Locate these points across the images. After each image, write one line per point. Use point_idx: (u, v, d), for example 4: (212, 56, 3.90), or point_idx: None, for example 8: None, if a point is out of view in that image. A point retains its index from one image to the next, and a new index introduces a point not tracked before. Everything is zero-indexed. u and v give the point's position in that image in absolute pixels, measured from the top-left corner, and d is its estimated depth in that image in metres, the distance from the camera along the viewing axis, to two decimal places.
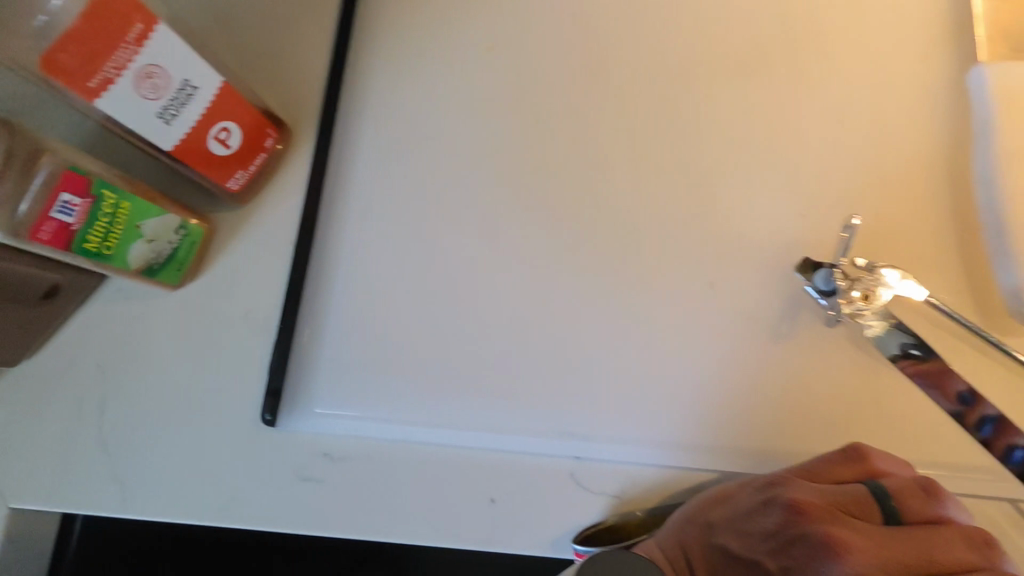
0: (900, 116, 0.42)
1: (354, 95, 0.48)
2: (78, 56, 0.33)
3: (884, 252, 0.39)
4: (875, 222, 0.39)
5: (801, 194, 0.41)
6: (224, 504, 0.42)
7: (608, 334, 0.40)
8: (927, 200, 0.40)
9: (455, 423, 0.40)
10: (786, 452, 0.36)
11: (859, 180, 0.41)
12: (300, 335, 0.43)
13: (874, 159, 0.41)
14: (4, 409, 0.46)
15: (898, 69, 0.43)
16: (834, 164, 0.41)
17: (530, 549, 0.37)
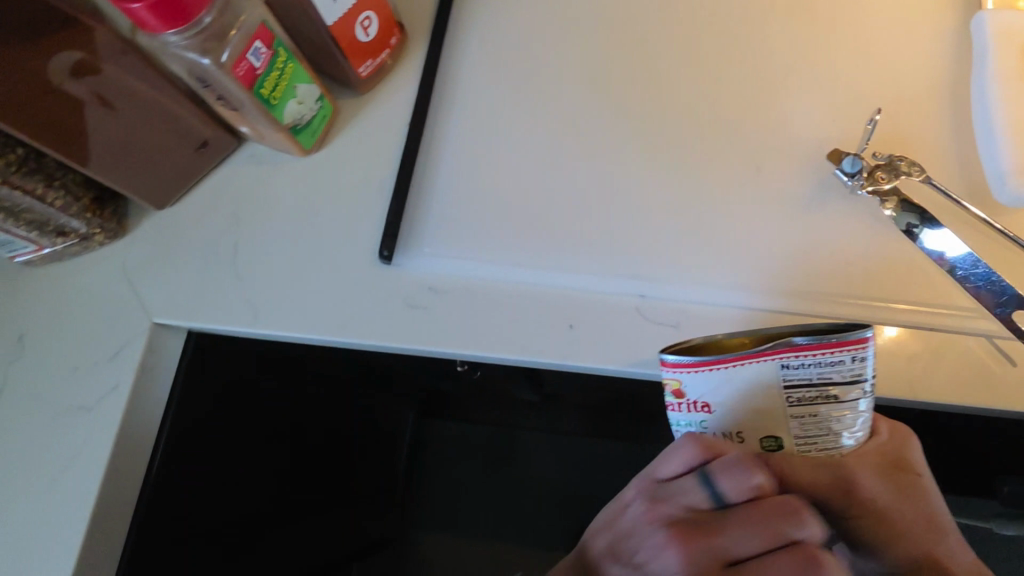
0: (917, 50, 0.52)
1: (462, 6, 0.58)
2: None
3: (901, 148, 0.49)
4: (893, 128, 0.49)
5: (836, 102, 0.50)
6: (341, 325, 0.50)
7: (670, 204, 0.49)
8: (936, 113, 0.50)
9: (541, 266, 0.49)
10: (816, 296, 0.45)
11: (883, 96, 0.50)
12: (413, 191, 0.52)
13: (893, 82, 0.51)
14: (149, 245, 0.55)
15: (919, 14, 0.53)
16: (862, 83, 0.51)
17: (600, 365, 0.46)
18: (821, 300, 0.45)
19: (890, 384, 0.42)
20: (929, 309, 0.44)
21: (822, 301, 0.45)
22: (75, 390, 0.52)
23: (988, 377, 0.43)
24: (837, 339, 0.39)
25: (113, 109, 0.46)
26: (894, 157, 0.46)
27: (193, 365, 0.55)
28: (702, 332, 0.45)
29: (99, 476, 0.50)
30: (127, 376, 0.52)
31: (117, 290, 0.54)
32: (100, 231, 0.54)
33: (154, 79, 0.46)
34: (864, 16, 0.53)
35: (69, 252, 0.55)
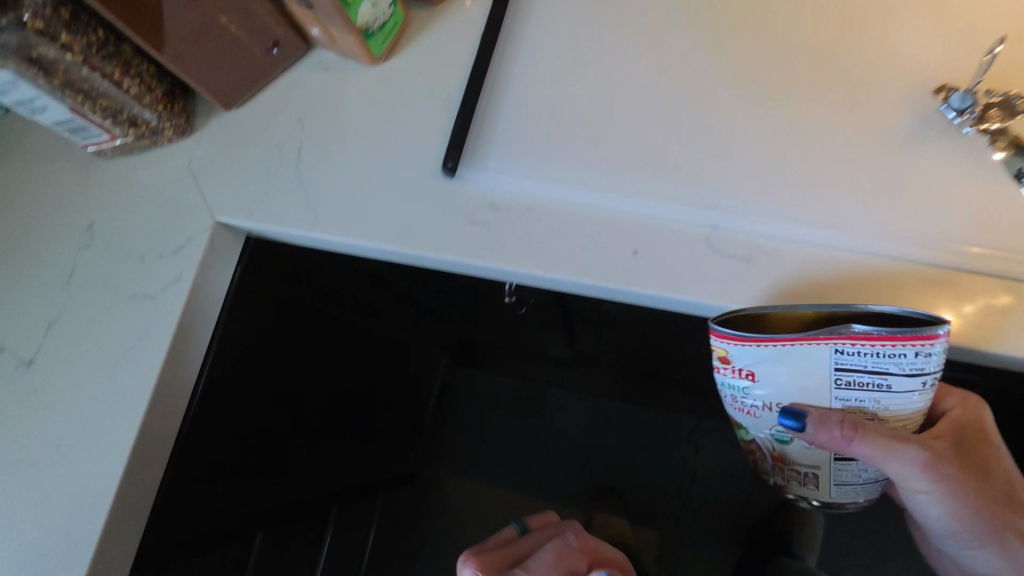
0: None
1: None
2: None
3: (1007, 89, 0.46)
4: (1000, 68, 0.46)
5: (941, 37, 0.47)
6: (400, 236, 0.50)
7: (749, 137, 0.47)
8: None
9: (610, 189, 0.47)
10: (902, 234, 0.43)
11: (992, 33, 0.47)
12: (482, 106, 0.51)
13: (1004, 19, 0.48)
14: (215, 145, 0.56)
15: None
16: (969, 19, 0.48)
17: (663, 294, 0.45)
18: (909, 238, 0.43)
19: (967, 339, 0.40)
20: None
21: (910, 240, 0.43)
22: (140, 279, 0.53)
23: None
24: (906, 332, 0.37)
25: None
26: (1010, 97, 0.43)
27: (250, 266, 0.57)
28: (775, 266, 0.44)
29: (159, 364, 0.51)
30: (189, 270, 0.53)
31: (183, 186, 0.55)
32: (170, 126, 0.54)
33: None
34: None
35: (139, 147, 0.56)
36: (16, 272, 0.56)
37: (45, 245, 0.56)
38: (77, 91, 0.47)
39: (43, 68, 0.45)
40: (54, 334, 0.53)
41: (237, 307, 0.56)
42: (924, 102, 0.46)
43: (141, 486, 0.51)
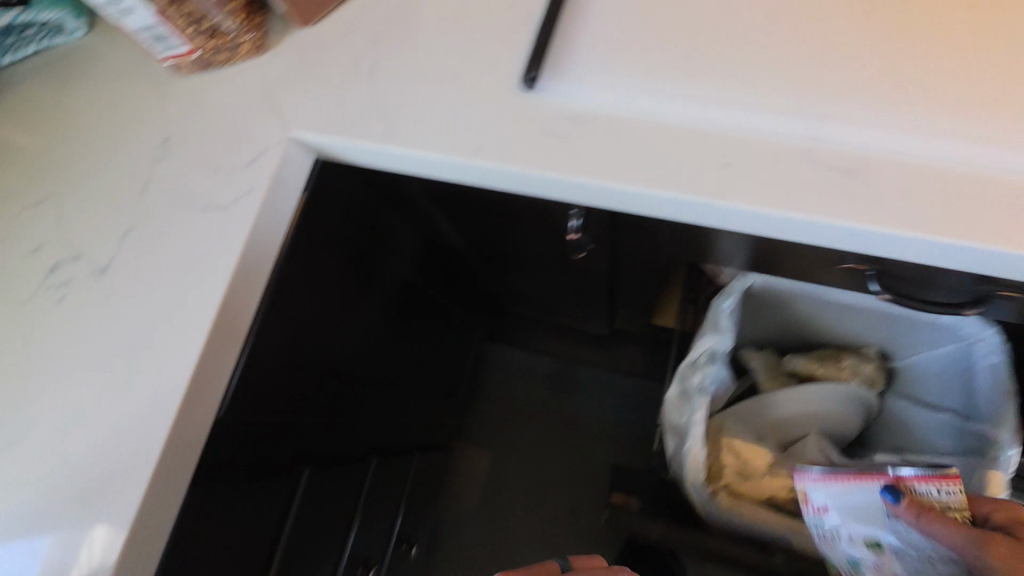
0: None
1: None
2: None
3: None
4: None
5: None
6: (474, 148, 0.48)
7: (836, 57, 0.46)
8: None
9: (697, 102, 0.45)
10: (1012, 142, 0.42)
11: None
12: (561, 23, 0.49)
13: None
14: (288, 61, 0.56)
15: None
16: None
17: (756, 207, 0.42)
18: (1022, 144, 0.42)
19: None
20: None
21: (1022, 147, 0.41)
22: (211, 190, 0.54)
23: None
24: None
25: None
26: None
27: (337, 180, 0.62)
28: (872, 181, 0.42)
29: (229, 272, 0.51)
30: (259, 184, 0.53)
31: (254, 105, 0.55)
32: (247, 43, 0.55)
33: None
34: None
35: (213, 63, 0.56)
36: (94, 187, 0.57)
37: (124, 155, 0.57)
38: None
39: None
40: (132, 238, 0.54)
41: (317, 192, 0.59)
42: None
43: (207, 383, 0.51)
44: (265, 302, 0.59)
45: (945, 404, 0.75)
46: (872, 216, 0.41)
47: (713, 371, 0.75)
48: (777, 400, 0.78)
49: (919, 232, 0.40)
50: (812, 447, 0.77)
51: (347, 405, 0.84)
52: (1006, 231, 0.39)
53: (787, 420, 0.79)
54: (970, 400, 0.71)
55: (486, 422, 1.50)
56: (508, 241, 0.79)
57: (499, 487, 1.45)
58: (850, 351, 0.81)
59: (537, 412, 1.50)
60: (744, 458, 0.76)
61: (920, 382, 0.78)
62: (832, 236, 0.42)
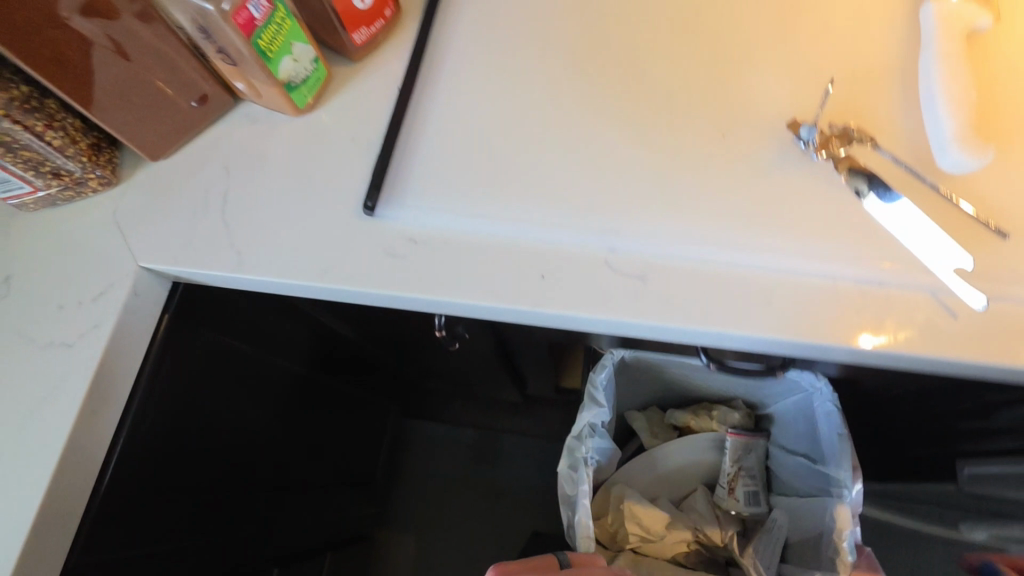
0: (876, 31, 0.55)
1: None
2: None
3: (849, 114, 0.52)
4: (841, 97, 0.53)
5: (800, 75, 0.54)
6: (322, 273, 0.52)
7: (644, 165, 0.51)
8: (883, 86, 0.53)
9: (518, 219, 0.51)
10: (779, 238, 0.49)
11: (838, 62, 0.54)
12: (398, 153, 0.55)
13: (845, 55, 0.54)
14: (140, 194, 0.57)
15: None
16: (821, 57, 0.54)
17: (571, 313, 0.48)
18: (786, 239, 0.48)
19: (856, 320, 0.46)
20: (878, 261, 0.47)
21: (786, 242, 0.48)
22: (56, 327, 0.53)
23: (920, 324, 0.45)
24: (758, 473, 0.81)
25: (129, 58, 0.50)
26: (848, 128, 0.50)
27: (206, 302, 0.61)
28: (666, 282, 0.48)
29: (71, 415, 0.50)
30: (108, 319, 0.53)
31: (104, 238, 0.56)
32: (95, 179, 0.56)
33: (153, 22, 0.49)
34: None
35: (61, 199, 0.57)
36: None
37: None
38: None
39: None
40: None
41: (180, 319, 0.58)
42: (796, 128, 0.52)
43: (57, 528, 0.49)
44: (125, 439, 0.55)
45: (799, 447, 0.77)
46: (671, 313, 0.47)
47: (599, 446, 0.75)
48: (663, 457, 0.82)
49: (710, 325, 0.46)
50: (699, 500, 0.84)
51: (248, 513, 0.80)
52: (778, 316, 0.46)
53: (671, 477, 0.84)
54: (813, 440, 0.73)
55: (410, 507, 1.45)
56: (396, 328, 0.79)
57: (427, 571, 1.41)
58: (718, 401, 0.84)
59: (461, 485, 1.47)
60: (647, 528, 0.77)
61: (790, 432, 0.78)
62: (642, 329, 0.48)
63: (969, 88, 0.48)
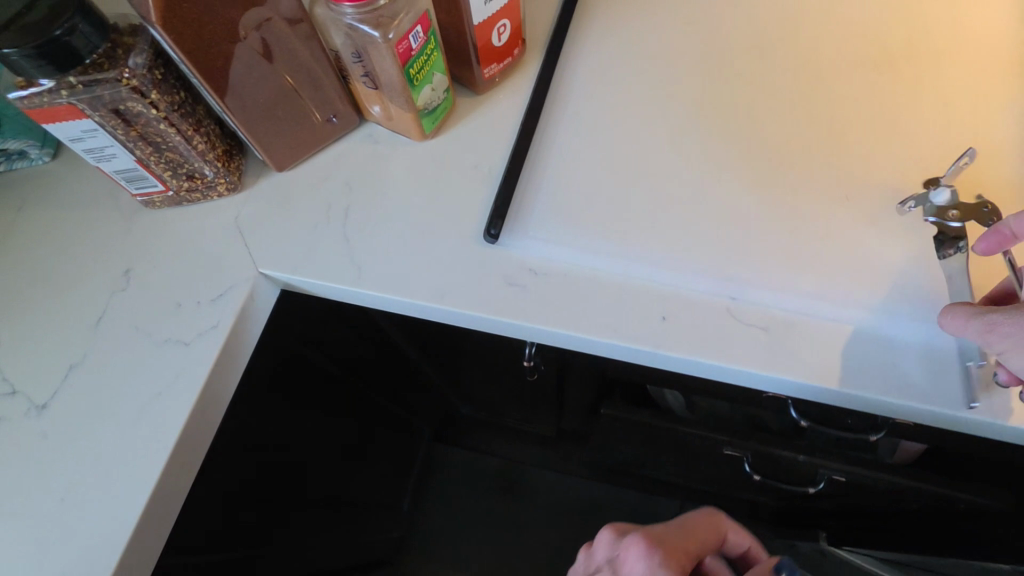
0: (989, 107, 0.57)
1: (577, 24, 0.65)
2: None
3: (966, 186, 0.53)
4: (958, 168, 0.54)
5: (915, 144, 0.55)
6: (440, 295, 0.53)
7: (765, 218, 0.53)
8: (1001, 161, 0.54)
9: (638, 260, 0.52)
10: (901, 304, 0.49)
11: (955, 134, 0.56)
12: (519, 186, 0.56)
13: (961, 127, 0.56)
14: (262, 202, 0.59)
15: (988, 73, 0.58)
16: (937, 128, 0.56)
17: (691, 357, 0.48)
18: (908, 306, 0.49)
19: (978, 391, 0.46)
20: None
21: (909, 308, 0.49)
22: (174, 326, 0.54)
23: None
24: None
25: (283, 75, 0.52)
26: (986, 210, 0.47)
27: (302, 308, 0.62)
28: (788, 337, 0.48)
29: (185, 414, 0.50)
30: (226, 320, 0.53)
31: (225, 241, 0.57)
32: (223, 184, 0.58)
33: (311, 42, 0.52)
34: (946, 69, 0.59)
35: (185, 200, 0.58)
36: (44, 315, 0.55)
37: (78, 293, 0.56)
38: (149, 143, 0.51)
39: (125, 120, 0.49)
40: (73, 379, 0.52)
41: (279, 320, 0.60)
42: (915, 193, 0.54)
43: (156, 528, 0.49)
44: (206, 456, 0.55)
45: None
46: (790, 368, 0.47)
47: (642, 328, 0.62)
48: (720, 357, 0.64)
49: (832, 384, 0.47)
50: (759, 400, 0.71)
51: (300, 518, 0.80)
52: (903, 380, 0.47)
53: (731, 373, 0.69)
54: None
55: (431, 534, 1.42)
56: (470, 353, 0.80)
57: None
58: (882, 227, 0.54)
59: (484, 516, 1.44)
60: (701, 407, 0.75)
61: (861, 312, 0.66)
62: (759, 380, 0.48)
63: None
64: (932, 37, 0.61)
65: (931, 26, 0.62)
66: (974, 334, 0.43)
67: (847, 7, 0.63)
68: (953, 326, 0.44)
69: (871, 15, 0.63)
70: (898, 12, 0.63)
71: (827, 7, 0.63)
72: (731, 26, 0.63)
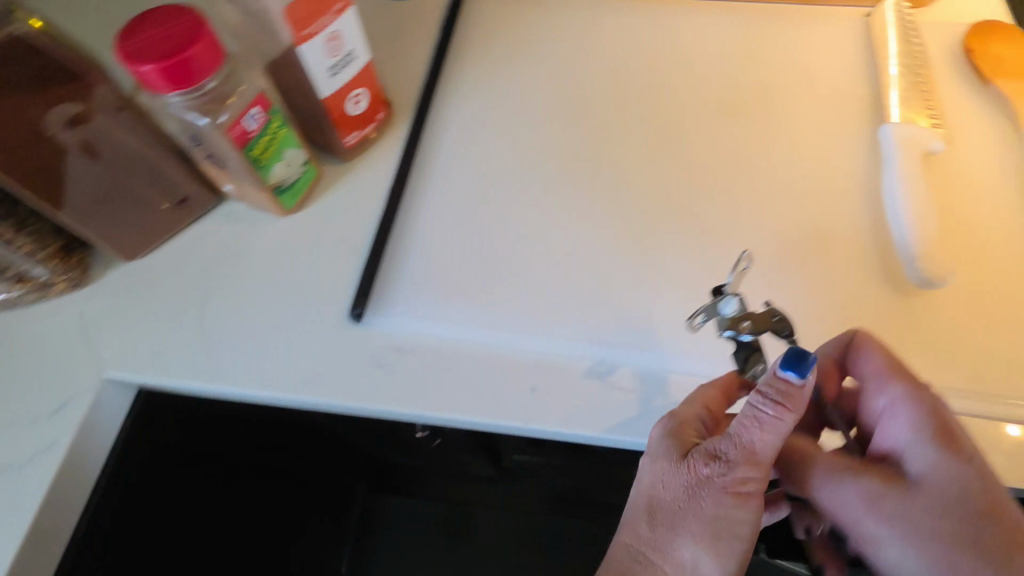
0: (835, 146, 0.59)
1: (445, 91, 0.66)
2: (305, 11, 0.46)
3: (818, 226, 0.55)
4: (809, 210, 0.56)
5: (767, 190, 0.58)
6: (304, 384, 0.50)
7: (633, 277, 0.54)
8: (849, 199, 0.56)
9: (506, 330, 0.51)
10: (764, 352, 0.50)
11: (803, 176, 0.58)
12: (385, 261, 0.55)
13: (809, 169, 0.58)
14: (110, 296, 0.55)
15: (831, 113, 0.61)
16: (787, 172, 0.59)
17: (563, 428, 0.47)
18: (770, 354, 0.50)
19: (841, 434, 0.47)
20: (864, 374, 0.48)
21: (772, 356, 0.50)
22: (5, 446, 0.48)
23: None
24: None
25: (116, 164, 0.49)
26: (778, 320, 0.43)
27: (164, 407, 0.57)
28: (658, 398, 0.48)
29: (14, 548, 0.45)
30: (66, 434, 0.49)
31: (67, 343, 0.52)
32: (62, 281, 0.53)
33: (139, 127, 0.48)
34: (793, 113, 0.62)
35: (22, 302, 0.53)
36: None
37: None
38: None
39: None
40: None
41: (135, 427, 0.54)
42: (771, 237, 0.55)
43: None
44: None
45: None
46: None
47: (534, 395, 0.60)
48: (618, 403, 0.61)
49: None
50: None
51: None
52: None
53: None
54: None
55: None
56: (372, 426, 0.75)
57: None
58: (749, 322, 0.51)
59: None
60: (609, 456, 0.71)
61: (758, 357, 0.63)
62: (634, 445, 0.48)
63: (924, 208, 0.52)
64: (779, 82, 0.64)
65: (779, 71, 0.65)
66: (852, 498, 0.40)
67: (701, 57, 0.66)
68: (837, 501, 0.41)
69: (723, 63, 0.65)
70: (748, 59, 0.65)
71: (682, 58, 0.66)
72: (593, 83, 0.65)
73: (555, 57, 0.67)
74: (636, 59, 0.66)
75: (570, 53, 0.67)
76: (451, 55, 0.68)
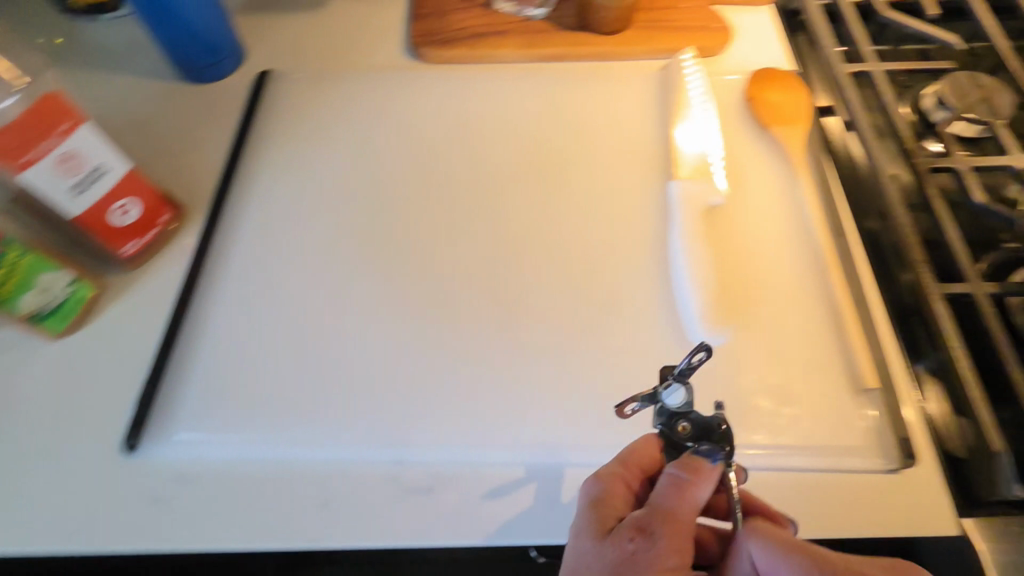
0: (630, 206, 0.61)
1: (244, 181, 0.63)
2: (17, 139, 0.43)
3: (614, 290, 0.56)
4: (606, 273, 0.57)
5: (566, 256, 0.58)
6: (67, 535, 0.45)
7: (430, 365, 0.53)
8: (642, 258, 0.57)
9: (295, 443, 0.49)
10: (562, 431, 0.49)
11: (600, 239, 0.59)
12: (168, 379, 0.52)
13: (606, 231, 0.59)
14: None
15: (627, 172, 0.63)
16: (585, 236, 0.59)
17: (353, 543, 0.45)
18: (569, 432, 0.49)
19: None
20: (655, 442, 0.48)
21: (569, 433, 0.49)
22: None
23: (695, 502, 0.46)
24: None
25: None
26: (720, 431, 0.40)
27: None
28: (453, 495, 0.47)
29: None
30: None
31: None
32: None
33: None
34: (591, 175, 0.63)
35: None
36: None
37: None
38: None
39: None
40: None
41: None
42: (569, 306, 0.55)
43: None
44: None
45: None
46: (453, 531, 0.46)
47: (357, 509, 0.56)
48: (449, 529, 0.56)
49: (491, 538, 0.46)
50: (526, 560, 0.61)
51: None
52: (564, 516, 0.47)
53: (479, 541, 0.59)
54: None
55: None
56: None
57: None
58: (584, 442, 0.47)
59: None
60: None
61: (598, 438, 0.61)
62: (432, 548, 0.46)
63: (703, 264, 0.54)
64: (578, 146, 0.66)
65: (579, 134, 0.66)
66: None
67: (505, 127, 0.67)
68: None
69: (526, 131, 0.67)
70: (549, 125, 0.67)
71: (487, 130, 0.67)
72: (398, 162, 0.65)
73: (361, 137, 0.67)
74: (441, 133, 0.67)
75: (377, 131, 0.67)
76: (253, 140, 0.66)
